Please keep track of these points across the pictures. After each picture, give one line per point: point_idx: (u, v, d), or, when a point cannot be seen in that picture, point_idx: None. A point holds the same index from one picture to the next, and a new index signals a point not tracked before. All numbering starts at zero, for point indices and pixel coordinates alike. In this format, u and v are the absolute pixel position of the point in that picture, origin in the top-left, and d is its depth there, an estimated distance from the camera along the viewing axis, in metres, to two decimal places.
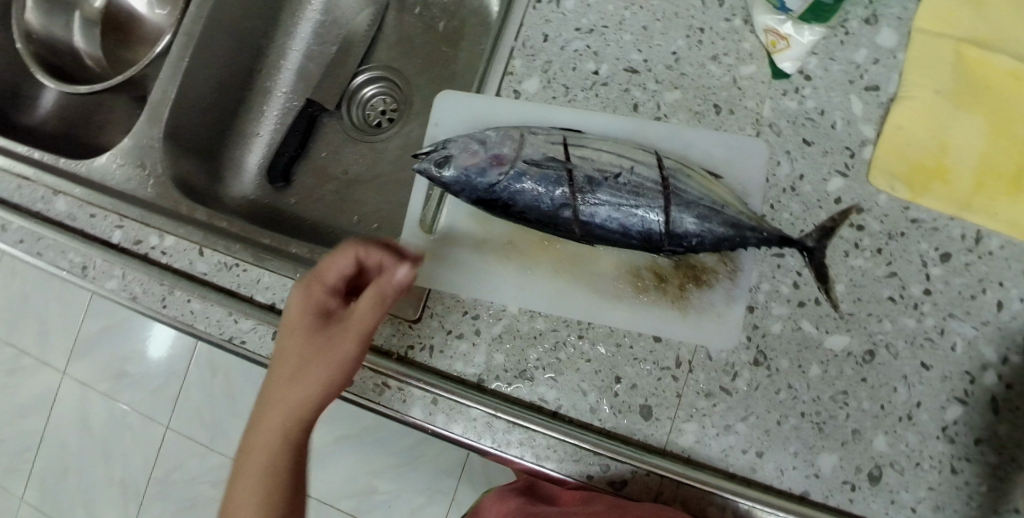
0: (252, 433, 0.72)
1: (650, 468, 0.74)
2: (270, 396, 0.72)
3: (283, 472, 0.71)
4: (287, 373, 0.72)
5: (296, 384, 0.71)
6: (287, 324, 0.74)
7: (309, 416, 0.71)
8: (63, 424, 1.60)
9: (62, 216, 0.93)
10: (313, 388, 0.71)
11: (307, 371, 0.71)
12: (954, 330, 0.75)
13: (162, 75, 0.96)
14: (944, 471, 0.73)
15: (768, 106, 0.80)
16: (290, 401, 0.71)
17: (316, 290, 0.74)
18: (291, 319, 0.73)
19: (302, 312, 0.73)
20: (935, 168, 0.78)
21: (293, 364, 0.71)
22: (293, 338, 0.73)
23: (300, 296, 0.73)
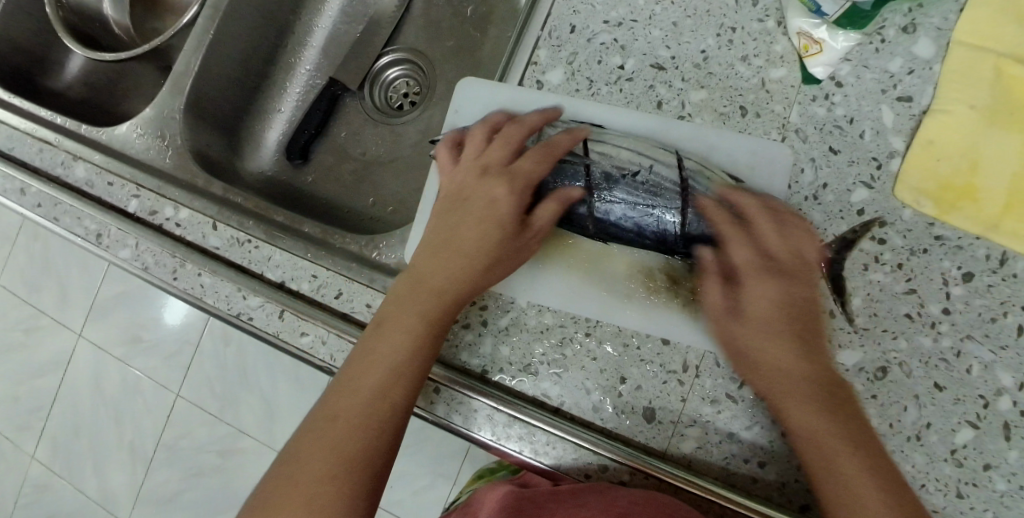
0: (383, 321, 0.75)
1: (649, 472, 0.73)
2: (409, 287, 0.77)
3: (415, 367, 0.73)
4: (448, 255, 0.77)
5: (458, 266, 0.77)
6: (460, 209, 0.80)
7: (450, 313, 0.76)
8: (77, 384, 1.63)
9: (81, 182, 0.94)
10: (470, 281, 0.77)
11: (480, 262, 0.77)
12: (971, 353, 0.73)
13: (186, 47, 0.96)
14: (949, 494, 0.71)
15: (795, 111, 0.78)
16: (447, 286, 0.76)
17: (512, 181, 0.79)
18: (472, 199, 0.80)
19: (485, 197, 0.79)
20: (964, 187, 0.75)
21: (466, 242, 0.78)
22: (474, 220, 0.79)
23: (501, 187, 0.79)
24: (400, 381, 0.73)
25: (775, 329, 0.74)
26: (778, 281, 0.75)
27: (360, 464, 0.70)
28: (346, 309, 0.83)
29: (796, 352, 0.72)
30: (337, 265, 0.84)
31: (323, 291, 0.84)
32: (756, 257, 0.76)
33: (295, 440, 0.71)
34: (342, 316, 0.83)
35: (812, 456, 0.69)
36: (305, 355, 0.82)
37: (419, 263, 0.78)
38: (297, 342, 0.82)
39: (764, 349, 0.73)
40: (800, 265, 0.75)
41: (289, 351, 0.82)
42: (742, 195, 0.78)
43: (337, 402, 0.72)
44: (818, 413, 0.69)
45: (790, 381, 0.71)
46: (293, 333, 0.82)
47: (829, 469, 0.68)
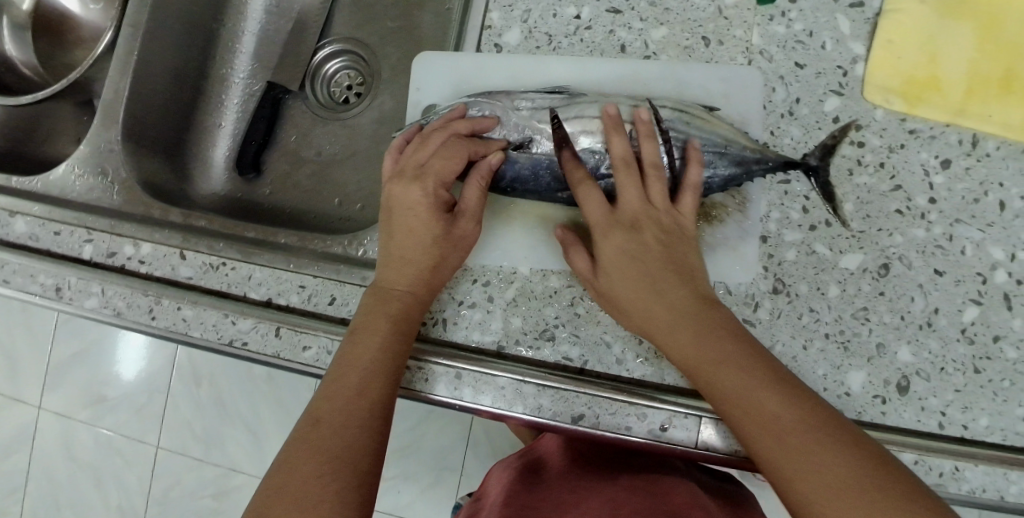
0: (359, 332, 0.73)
1: (686, 410, 0.72)
2: (368, 308, 0.73)
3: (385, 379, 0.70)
4: (398, 270, 0.74)
5: (408, 278, 0.74)
6: (389, 222, 0.76)
7: (410, 322, 0.73)
8: (46, 458, 1.52)
9: (23, 237, 0.86)
10: (426, 287, 0.74)
11: (425, 266, 0.74)
12: (962, 235, 0.76)
13: (111, 73, 0.89)
14: (967, 371, 0.75)
15: (756, 33, 0.78)
16: (401, 295, 0.74)
17: (423, 180, 0.74)
18: (394, 209, 0.75)
19: (405, 206, 0.75)
20: (927, 79, 0.78)
21: (411, 250, 0.74)
22: (405, 228, 0.75)
23: (415, 190, 0.74)
24: (371, 398, 0.69)
25: (644, 278, 0.71)
26: (624, 230, 0.72)
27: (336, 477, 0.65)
28: (343, 314, 0.79)
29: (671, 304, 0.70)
30: (324, 270, 0.80)
31: (315, 301, 0.80)
32: (640, 201, 0.73)
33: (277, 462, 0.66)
34: (340, 321, 0.79)
35: (747, 424, 0.64)
36: (311, 369, 0.77)
37: (377, 282, 0.75)
38: (301, 358, 0.77)
39: (646, 296, 0.71)
40: (655, 210, 0.73)
41: (294, 369, 0.78)
42: (615, 149, 0.75)
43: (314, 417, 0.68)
44: (744, 371, 0.66)
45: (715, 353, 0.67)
46: (295, 349, 0.77)
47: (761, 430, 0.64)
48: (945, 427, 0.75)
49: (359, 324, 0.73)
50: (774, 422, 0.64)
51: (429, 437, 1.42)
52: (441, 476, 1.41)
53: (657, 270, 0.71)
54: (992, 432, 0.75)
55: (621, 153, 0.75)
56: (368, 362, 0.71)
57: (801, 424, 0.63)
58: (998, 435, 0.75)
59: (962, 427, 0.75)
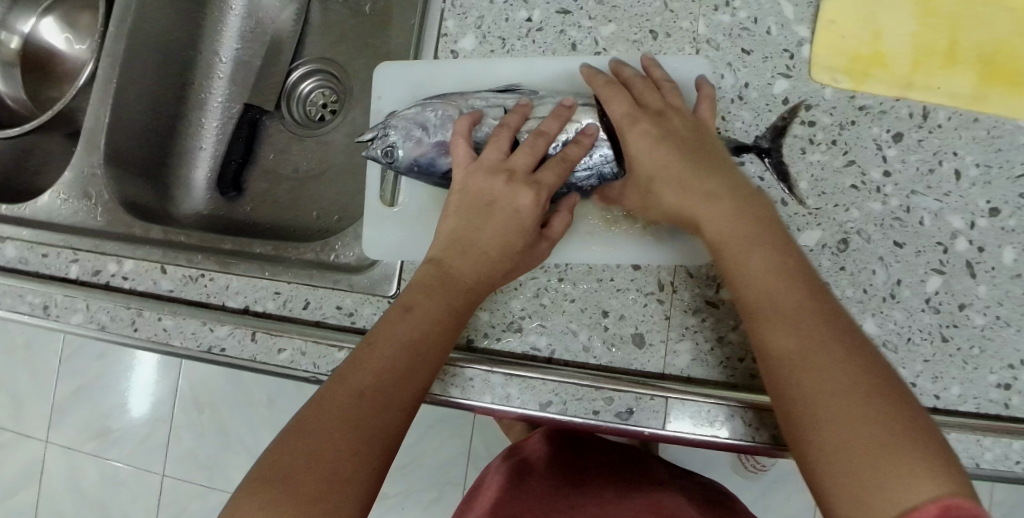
0: (398, 317, 0.71)
1: (652, 391, 0.73)
2: (428, 287, 0.73)
3: (412, 382, 0.69)
4: (462, 264, 0.74)
5: (464, 278, 0.73)
6: (483, 212, 0.75)
7: (454, 330, 0.72)
8: (55, 491, 1.55)
9: (13, 261, 0.89)
10: (475, 294, 0.74)
11: (488, 270, 0.74)
12: (919, 206, 0.77)
13: (92, 102, 0.93)
14: (935, 341, 0.75)
15: (702, 23, 0.81)
16: (463, 287, 0.73)
17: (538, 189, 0.75)
18: (496, 204, 0.75)
19: (508, 206, 0.75)
20: (873, 55, 0.79)
21: (479, 246, 0.74)
22: (493, 225, 0.74)
23: (527, 195, 0.74)
24: (400, 400, 0.68)
25: (688, 185, 0.71)
26: (650, 119, 0.75)
27: (348, 479, 0.63)
28: (318, 317, 0.81)
29: (715, 209, 0.69)
30: (297, 276, 0.82)
31: (290, 306, 0.82)
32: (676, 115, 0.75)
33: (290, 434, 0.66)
34: (315, 324, 0.81)
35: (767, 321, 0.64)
36: (287, 370, 0.79)
37: (439, 265, 0.74)
38: (276, 360, 0.79)
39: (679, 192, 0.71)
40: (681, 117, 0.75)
41: (270, 371, 0.80)
42: (614, 113, 0.76)
43: (324, 406, 0.66)
44: (775, 268, 0.66)
45: (737, 242, 0.67)
46: (270, 352, 0.79)
47: (795, 350, 0.62)
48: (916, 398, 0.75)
49: (410, 302, 0.72)
50: (815, 344, 0.62)
51: (428, 452, 1.43)
52: (443, 491, 1.42)
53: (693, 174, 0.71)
54: (965, 401, 0.75)
55: (646, 100, 0.76)
56: (400, 360, 0.69)
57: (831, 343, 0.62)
58: (972, 404, 0.75)
59: (933, 397, 0.75)
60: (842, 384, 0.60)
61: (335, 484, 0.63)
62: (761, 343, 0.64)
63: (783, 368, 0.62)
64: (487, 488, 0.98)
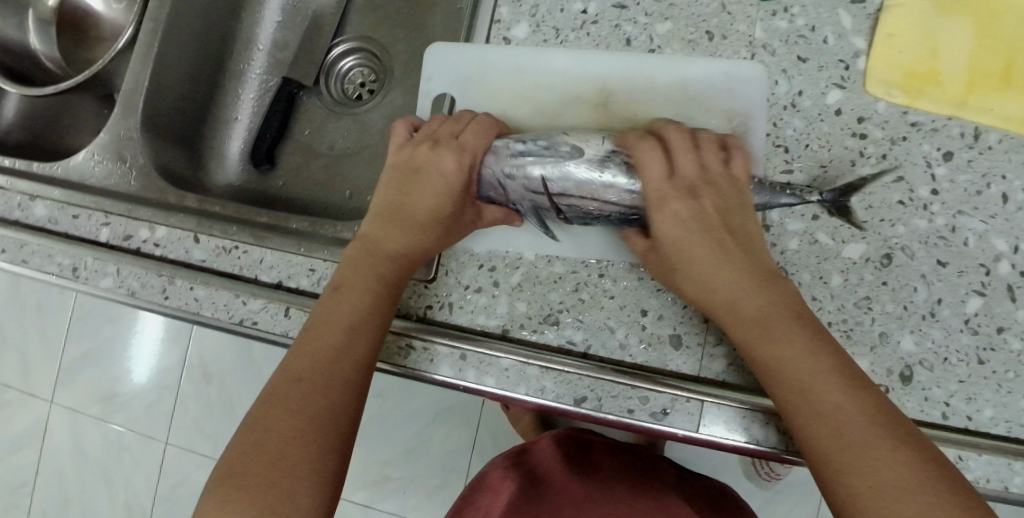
0: (330, 299, 0.73)
1: (688, 394, 0.73)
2: (355, 261, 0.76)
3: (356, 353, 0.71)
4: (391, 235, 0.77)
5: (392, 246, 0.76)
6: (411, 179, 0.79)
7: (388, 297, 0.75)
8: (56, 454, 1.54)
9: (43, 221, 0.88)
10: (404, 262, 0.76)
11: (422, 233, 0.77)
12: (965, 226, 0.77)
13: (132, 65, 0.92)
14: (971, 363, 0.75)
15: (758, 28, 0.80)
16: (391, 255, 0.76)
17: (460, 152, 0.79)
18: (422, 169, 0.79)
19: (433, 170, 0.79)
20: (928, 72, 0.79)
21: (410, 214, 0.77)
22: (421, 190, 0.79)
23: (450, 159, 0.79)
24: (342, 374, 0.70)
25: (727, 259, 0.71)
26: (682, 197, 0.75)
27: (299, 459, 0.66)
28: None
29: (754, 293, 0.69)
30: (335, 254, 0.82)
31: (324, 284, 0.81)
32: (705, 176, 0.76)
33: (247, 429, 0.68)
34: None
35: (810, 412, 0.65)
36: None
37: (365, 236, 0.78)
38: None
39: (714, 266, 0.71)
40: (715, 179, 0.76)
41: None
42: (649, 176, 0.76)
43: (275, 397, 0.68)
44: (810, 352, 0.66)
45: (771, 324, 0.68)
46: (303, 328, 0.79)
47: (835, 437, 0.63)
48: (949, 418, 0.75)
49: (341, 280, 0.75)
50: (851, 435, 0.63)
51: (434, 440, 1.43)
52: (446, 479, 1.41)
53: (730, 250, 0.72)
54: (997, 424, 0.74)
55: (683, 169, 0.76)
56: (341, 336, 0.72)
57: (869, 422, 0.63)
58: (1004, 428, 0.74)
59: (966, 419, 0.75)
60: (892, 468, 0.61)
61: (282, 467, 0.65)
62: (800, 426, 0.65)
63: (828, 455, 0.63)
64: (499, 488, 0.96)
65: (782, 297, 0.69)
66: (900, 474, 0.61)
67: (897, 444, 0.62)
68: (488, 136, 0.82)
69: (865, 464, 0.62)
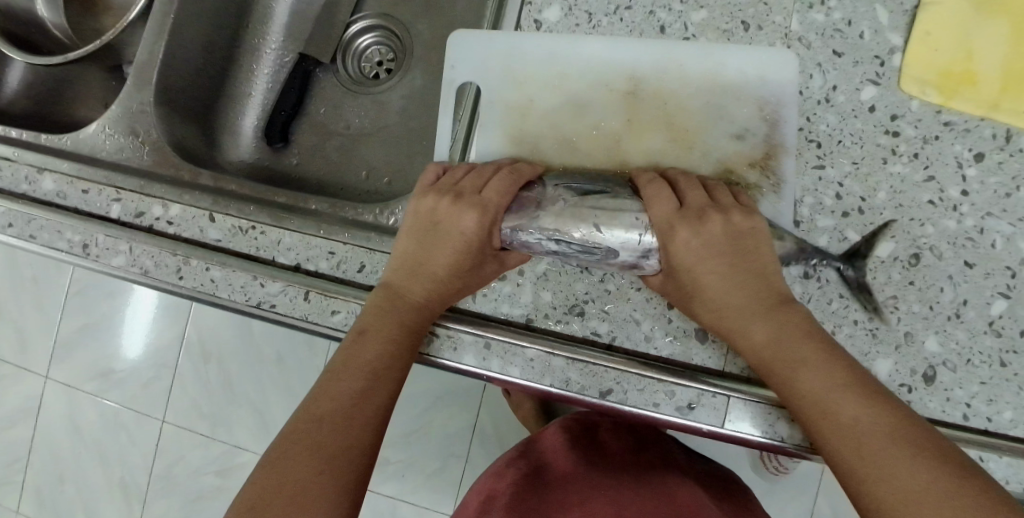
0: (353, 343, 0.73)
1: (714, 388, 0.72)
2: (380, 308, 0.74)
3: (373, 399, 0.72)
4: (415, 288, 0.76)
5: (415, 299, 0.75)
6: (431, 233, 0.77)
7: (408, 351, 0.74)
8: (50, 429, 1.51)
9: (50, 194, 0.85)
10: (425, 313, 0.76)
11: (443, 286, 0.76)
12: (993, 228, 0.76)
13: (146, 36, 0.89)
14: (993, 365, 0.75)
15: (795, 19, 0.79)
16: (413, 304, 0.75)
17: (482, 210, 0.77)
18: (441, 225, 0.77)
19: (453, 227, 0.77)
20: (963, 72, 0.78)
21: (430, 269, 0.76)
22: (442, 245, 0.77)
23: (472, 217, 0.76)
24: (359, 421, 0.70)
25: (747, 286, 0.72)
26: (689, 225, 0.74)
27: (314, 503, 0.66)
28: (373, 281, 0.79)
29: (772, 320, 0.70)
30: (355, 238, 0.80)
31: (344, 268, 0.79)
32: (700, 197, 0.76)
33: (261, 467, 0.68)
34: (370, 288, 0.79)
35: (835, 434, 0.65)
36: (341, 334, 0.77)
37: (389, 284, 0.76)
38: (329, 322, 0.77)
39: (739, 293, 0.72)
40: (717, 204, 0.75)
41: (322, 332, 0.78)
42: (657, 212, 0.75)
43: (293, 440, 0.69)
44: (834, 373, 0.66)
45: (784, 350, 0.68)
46: (323, 313, 0.77)
47: (860, 450, 0.63)
48: (969, 419, 0.75)
49: (365, 324, 0.74)
50: (874, 447, 0.63)
51: (434, 424, 1.42)
52: (446, 464, 1.41)
53: (749, 280, 0.72)
54: (1016, 426, 0.75)
55: (690, 201, 0.76)
56: (362, 380, 0.72)
57: (894, 434, 0.63)
58: None
59: (986, 420, 0.75)
60: (918, 476, 0.61)
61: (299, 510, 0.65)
62: (827, 448, 0.65)
63: (859, 472, 0.63)
64: (505, 476, 0.95)
65: (792, 320, 0.69)
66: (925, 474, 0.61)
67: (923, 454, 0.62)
68: (512, 186, 0.79)
69: (892, 475, 0.62)
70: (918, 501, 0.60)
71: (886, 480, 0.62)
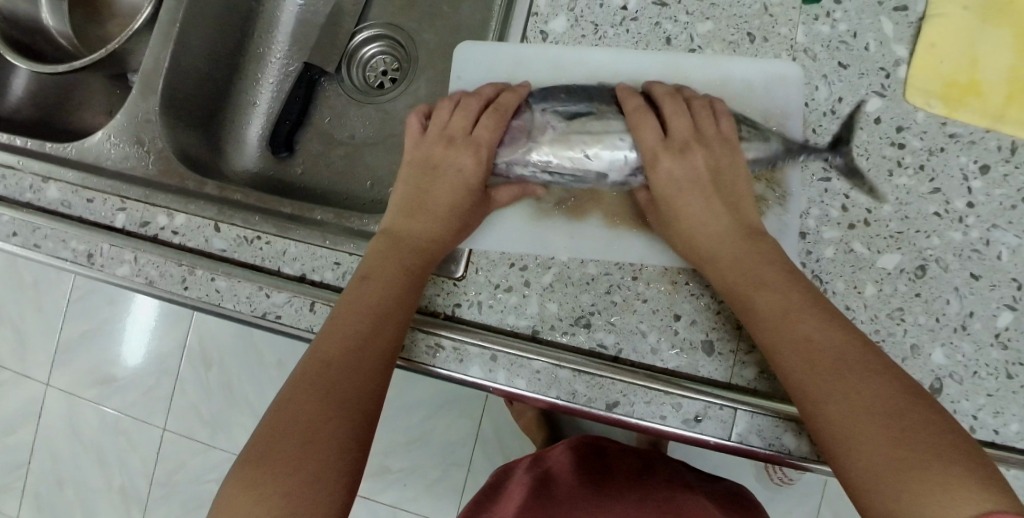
0: (359, 285, 0.74)
1: (721, 401, 0.72)
2: (382, 250, 0.76)
3: (380, 338, 0.71)
4: (415, 228, 0.78)
5: (414, 236, 0.78)
6: (427, 175, 0.81)
7: (415, 286, 0.75)
8: (50, 435, 1.51)
9: (55, 203, 0.85)
10: (432, 248, 0.77)
11: (442, 222, 0.78)
12: (999, 240, 0.76)
13: (152, 45, 0.89)
14: (1000, 377, 0.75)
15: (801, 31, 0.79)
16: (414, 242, 0.77)
17: (476, 148, 0.81)
18: (440, 166, 0.81)
19: (450, 165, 0.81)
20: (968, 84, 0.78)
21: (432, 208, 0.79)
22: (441, 184, 0.80)
23: (468, 157, 0.80)
24: (373, 351, 0.71)
25: (719, 216, 0.75)
26: (671, 154, 0.78)
27: (330, 433, 0.66)
28: None
29: (742, 247, 0.73)
30: (361, 248, 0.80)
31: (349, 278, 0.79)
32: (688, 127, 0.78)
33: (277, 403, 0.68)
34: None
35: (792, 352, 0.67)
36: None
37: (393, 225, 0.79)
38: None
39: (712, 220, 0.75)
40: (706, 136, 0.78)
41: None
42: (645, 142, 0.79)
43: (308, 376, 0.69)
44: (801, 301, 0.69)
45: (756, 277, 0.71)
46: None
47: (814, 367, 0.65)
48: (976, 431, 0.74)
49: (369, 268, 0.75)
50: (862, 387, 0.63)
51: (436, 431, 1.42)
52: (448, 472, 1.41)
53: (719, 209, 0.76)
54: None
55: (675, 130, 0.78)
56: (370, 317, 0.72)
57: (855, 358, 0.65)
58: None
59: (993, 432, 0.75)
60: (866, 394, 0.63)
61: (316, 439, 0.65)
62: (784, 364, 0.67)
63: (807, 385, 0.65)
64: (513, 493, 0.96)
65: (765, 250, 0.73)
66: (876, 392, 0.63)
67: (879, 375, 0.64)
68: (501, 122, 0.82)
69: (838, 392, 0.64)
70: (859, 415, 0.63)
71: (833, 394, 0.64)
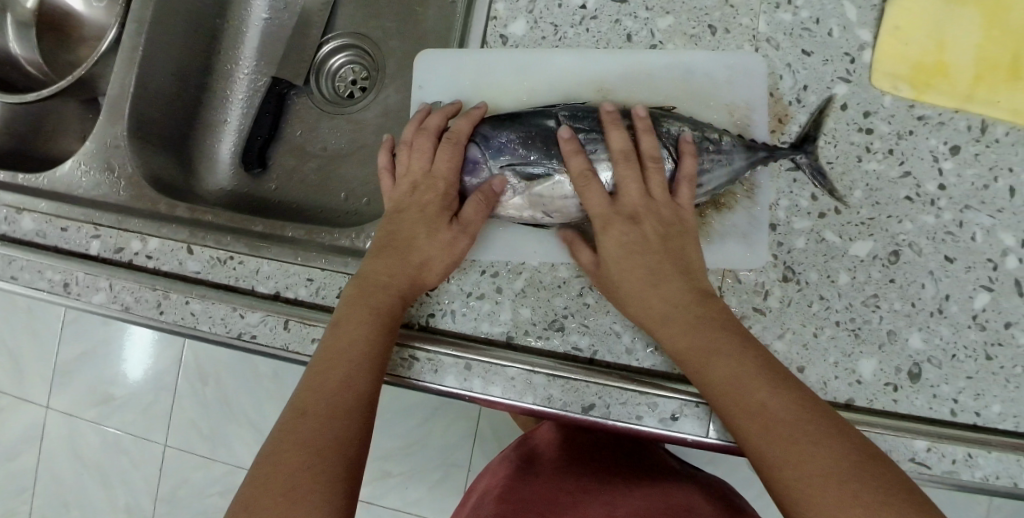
0: (331, 335, 0.73)
1: (697, 399, 0.72)
2: (351, 298, 0.75)
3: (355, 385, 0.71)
4: (381, 266, 0.76)
5: (381, 278, 0.75)
6: (396, 218, 0.79)
7: (386, 332, 0.74)
8: (54, 457, 1.52)
9: (31, 234, 0.86)
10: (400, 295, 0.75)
11: (403, 270, 0.76)
12: (972, 221, 0.76)
13: (117, 70, 0.90)
14: (979, 359, 0.75)
15: (762, 21, 0.78)
16: (386, 288, 0.75)
17: (436, 184, 0.79)
18: (403, 209, 0.79)
19: (416, 205, 0.79)
20: (935, 66, 0.77)
21: (408, 254, 0.76)
22: (410, 224, 0.78)
23: (428, 192, 0.79)
24: (344, 403, 0.70)
25: (662, 273, 0.72)
26: (623, 221, 0.74)
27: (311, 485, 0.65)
28: None
29: (688, 309, 0.70)
30: (333, 264, 0.80)
31: (323, 293, 0.79)
32: (637, 192, 0.75)
33: (259, 458, 0.67)
34: None
35: (746, 424, 0.65)
36: None
37: (361, 272, 0.76)
38: (309, 350, 0.77)
39: (651, 274, 0.72)
40: (655, 203, 0.75)
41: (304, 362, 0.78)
42: (590, 204, 0.75)
43: (290, 430, 0.68)
44: (756, 367, 0.67)
45: (703, 345, 0.68)
46: (303, 342, 0.77)
47: (773, 434, 0.64)
48: (957, 414, 0.74)
49: (342, 316, 0.74)
50: (784, 426, 0.64)
51: (433, 434, 1.42)
52: (447, 473, 1.41)
53: (659, 267, 0.72)
54: (1005, 419, 0.74)
55: (622, 194, 0.75)
56: (349, 362, 0.71)
57: (814, 424, 0.64)
58: (1011, 423, 0.74)
59: (974, 414, 0.74)
60: (828, 458, 0.62)
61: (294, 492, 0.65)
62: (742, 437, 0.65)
63: (772, 455, 0.63)
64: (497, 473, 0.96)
65: (711, 310, 0.70)
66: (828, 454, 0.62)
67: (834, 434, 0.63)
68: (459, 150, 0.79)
69: (797, 463, 0.62)
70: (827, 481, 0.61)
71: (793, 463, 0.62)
